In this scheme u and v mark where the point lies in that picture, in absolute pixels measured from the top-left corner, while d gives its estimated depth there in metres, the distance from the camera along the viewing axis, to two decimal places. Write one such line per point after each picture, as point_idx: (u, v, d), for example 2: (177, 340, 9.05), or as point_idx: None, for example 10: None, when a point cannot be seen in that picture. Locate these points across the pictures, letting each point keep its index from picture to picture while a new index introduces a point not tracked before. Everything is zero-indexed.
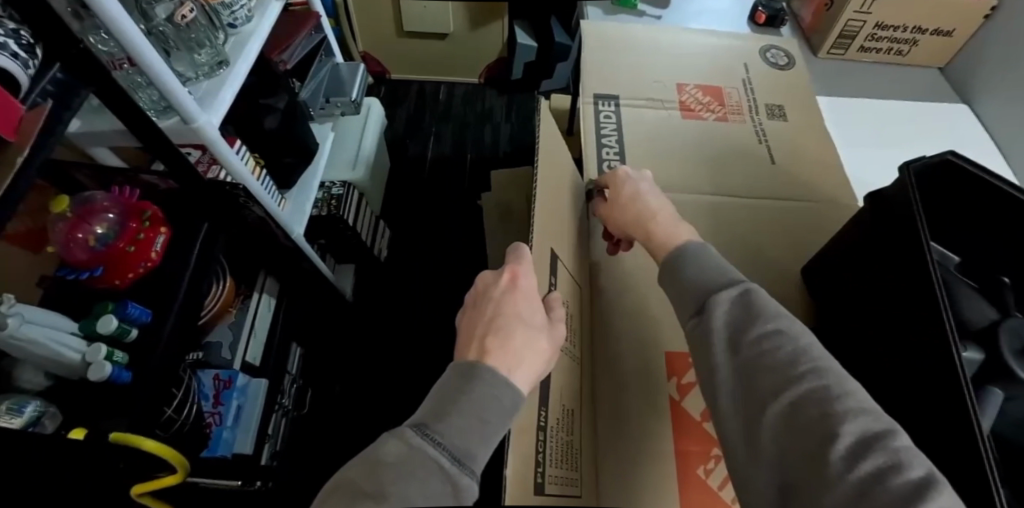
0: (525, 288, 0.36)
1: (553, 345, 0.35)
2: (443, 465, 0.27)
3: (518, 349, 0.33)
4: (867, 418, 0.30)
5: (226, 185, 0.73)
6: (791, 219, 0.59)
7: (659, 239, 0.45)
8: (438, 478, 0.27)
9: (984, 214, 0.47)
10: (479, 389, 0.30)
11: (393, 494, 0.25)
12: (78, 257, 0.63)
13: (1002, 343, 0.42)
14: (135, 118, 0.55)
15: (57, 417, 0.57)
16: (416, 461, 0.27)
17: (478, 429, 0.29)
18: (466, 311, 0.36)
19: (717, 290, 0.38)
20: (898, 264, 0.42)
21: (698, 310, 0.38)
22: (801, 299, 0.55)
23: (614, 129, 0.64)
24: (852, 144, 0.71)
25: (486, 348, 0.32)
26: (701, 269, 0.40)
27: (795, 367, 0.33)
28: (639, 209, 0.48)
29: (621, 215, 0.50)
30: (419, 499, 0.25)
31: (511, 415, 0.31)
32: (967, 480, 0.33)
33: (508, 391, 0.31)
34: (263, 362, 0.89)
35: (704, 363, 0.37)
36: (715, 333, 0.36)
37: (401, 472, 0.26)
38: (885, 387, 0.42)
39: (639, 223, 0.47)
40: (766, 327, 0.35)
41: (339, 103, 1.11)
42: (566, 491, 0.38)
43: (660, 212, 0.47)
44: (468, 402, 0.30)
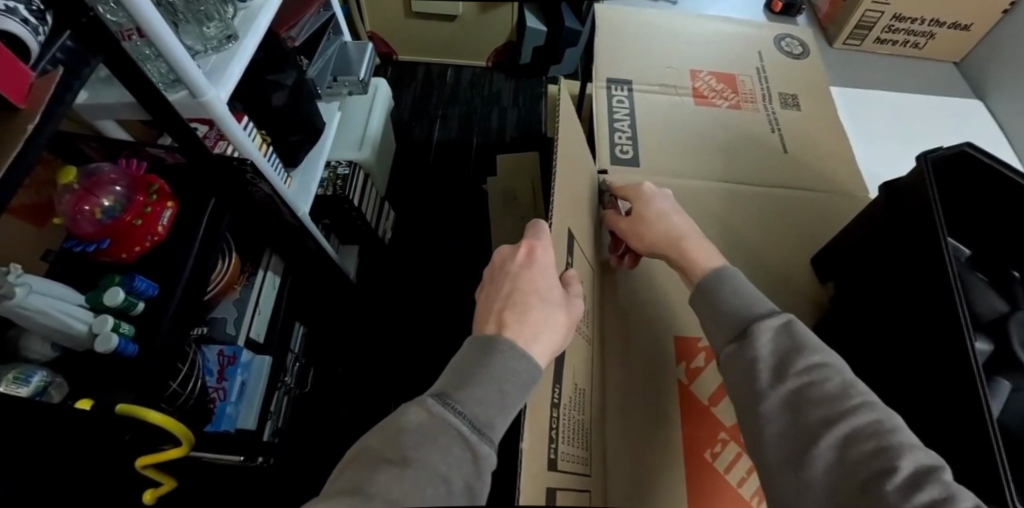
0: (542, 263, 0.36)
1: (570, 318, 0.35)
2: (463, 433, 0.27)
3: (536, 323, 0.33)
4: (920, 452, 0.31)
5: (234, 160, 0.72)
6: (801, 209, 0.59)
7: (697, 263, 0.44)
8: (458, 445, 0.27)
9: (997, 206, 0.47)
10: (502, 361, 0.30)
11: (415, 460, 0.26)
12: (85, 230, 0.63)
13: (1012, 333, 0.42)
14: (146, 91, 0.55)
15: (63, 388, 0.58)
16: (437, 429, 0.27)
17: (496, 401, 0.29)
18: (486, 285, 0.36)
19: (758, 319, 0.38)
20: (911, 254, 0.42)
21: (740, 335, 0.38)
22: (808, 287, 0.55)
23: (626, 114, 0.63)
24: (863, 135, 0.71)
25: (504, 322, 0.32)
26: (740, 297, 0.40)
27: (846, 400, 0.33)
28: (669, 227, 0.47)
29: (648, 234, 0.48)
30: (441, 466, 0.26)
31: (529, 388, 0.31)
32: (981, 469, 0.33)
33: (525, 363, 0.31)
34: (267, 339, 0.89)
35: (745, 391, 0.36)
36: (759, 360, 0.36)
37: (421, 439, 0.27)
38: (894, 375, 0.42)
39: (669, 242, 0.46)
40: (813, 359, 0.36)
41: (346, 83, 1.10)
42: (577, 470, 0.38)
43: (693, 233, 0.46)
44: (486, 374, 0.30)
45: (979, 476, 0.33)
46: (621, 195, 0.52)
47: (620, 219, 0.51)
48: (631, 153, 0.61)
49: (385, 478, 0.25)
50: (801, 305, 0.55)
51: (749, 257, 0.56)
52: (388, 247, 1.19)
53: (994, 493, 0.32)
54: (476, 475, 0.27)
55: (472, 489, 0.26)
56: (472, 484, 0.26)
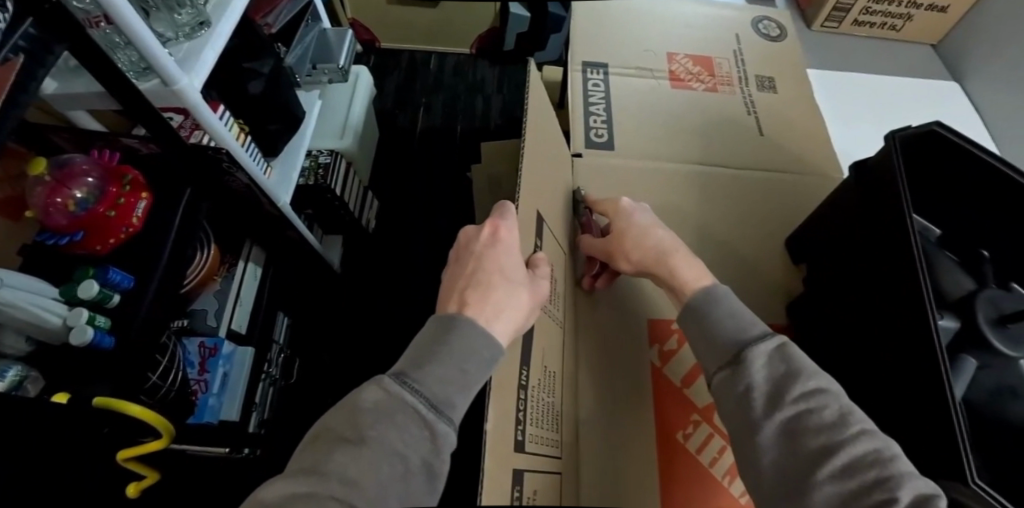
0: (506, 242, 0.36)
1: (534, 295, 0.35)
2: (420, 412, 0.27)
3: (498, 302, 0.33)
4: (918, 481, 0.29)
5: (208, 148, 0.71)
6: (778, 190, 0.59)
7: (682, 280, 0.42)
8: (417, 424, 0.27)
9: (966, 185, 0.48)
10: (462, 339, 0.30)
11: (371, 440, 0.26)
12: (58, 222, 0.61)
13: (977, 312, 0.42)
14: (110, 76, 0.53)
15: (39, 381, 0.58)
16: (395, 408, 0.27)
17: (456, 380, 0.29)
18: (452, 262, 0.36)
19: (750, 344, 0.36)
20: (879, 234, 0.42)
21: (733, 360, 0.36)
22: (783, 269, 0.56)
23: (602, 97, 0.63)
24: (842, 118, 0.71)
25: (466, 301, 0.33)
26: (734, 317, 0.38)
27: (846, 428, 0.31)
28: (652, 243, 0.45)
29: (634, 251, 0.45)
30: (398, 445, 0.26)
31: (491, 365, 0.31)
32: (941, 444, 0.33)
33: (487, 341, 0.31)
34: (249, 330, 0.89)
35: (742, 422, 0.34)
36: (753, 387, 0.34)
37: (378, 416, 0.27)
38: (860, 352, 0.43)
39: (656, 257, 0.44)
40: (809, 385, 0.33)
41: (325, 70, 1.08)
42: (545, 450, 0.38)
43: (680, 247, 0.44)
44: (447, 352, 0.30)
45: (938, 450, 0.34)
46: (601, 211, 0.51)
47: (596, 239, 0.49)
48: (606, 136, 0.61)
49: (343, 457, 0.25)
50: (776, 286, 0.55)
51: (725, 240, 0.56)
52: (373, 236, 1.19)
53: (953, 466, 0.32)
54: (435, 452, 0.27)
55: (430, 466, 0.27)
56: (430, 462, 0.27)
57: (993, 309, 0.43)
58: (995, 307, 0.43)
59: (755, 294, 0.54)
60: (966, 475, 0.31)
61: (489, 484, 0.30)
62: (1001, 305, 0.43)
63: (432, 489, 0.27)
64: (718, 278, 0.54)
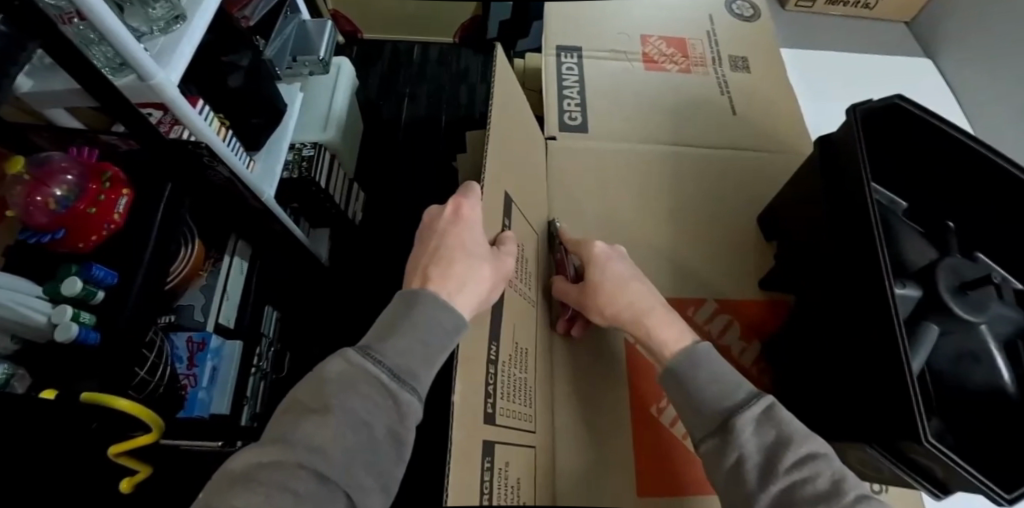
0: (468, 217, 0.39)
1: (496, 271, 0.38)
2: (383, 382, 0.30)
3: (460, 276, 0.36)
4: None
5: (188, 144, 0.71)
6: (751, 169, 0.60)
7: (657, 344, 0.42)
8: (380, 392, 0.30)
9: (927, 156, 0.49)
10: (425, 311, 0.33)
11: (335, 407, 0.28)
12: (38, 221, 0.60)
13: (939, 281, 0.43)
14: (82, 69, 0.52)
15: (27, 379, 0.60)
16: (357, 379, 0.30)
17: (417, 350, 0.32)
18: (418, 240, 0.40)
19: (737, 409, 0.36)
20: (842, 208, 0.43)
21: (720, 427, 0.36)
22: (757, 247, 0.57)
23: (576, 81, 0.64)
24: (815, 97, 0.72)
25: (428, 277, 0.36)
26: (719, 379, 0.38)
27: (840, 497, 0.31)
28: (628, 300, 0.44)
29: (608, 307, 0.45)
30: (362, 413, 0.29)
31: (454, 336, 0.34)
32: (896, 411, 0.34)
33: (448, 313, 0.34)
34: (237, 324, 0.89)
35: (736, 493, 0.34)
36: (745, 457, 0.34)
37: (343, 386, 0.29)
38: (820, 324, 0.44)
39: (634, 316, 0.44)
40: (801, 452, 0.33)
41: (306, 62, 1.09)
42: (516, 424, 0.39)
43: (657, 306, 0.44)
44: (411, 325, 0.33)
45: (891, 413, 0.35)
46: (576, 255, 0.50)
47: (571, 286, 0.48)
48: (580, 120, 0.62)
49: (309, 426, 0.28)
50: (749, 264, 0.56)
51: (697, 220, 0.57)
52: (360, 228, 1.19)
53: (905, 428, 0.33)
54: (399, 420, 0.30)
55: (396, 433, 0.29)
56: (395, 430, 0.30)
57: (955, 277, 0.43)
58: (956, 275, 0.43)
59: (729, 273, 0.55)
60: (919, 435, 0.32)
61: (458, 455, 0.31)
62: (963, 273, 0.43)
63: (399, 455, 0.30)
64: (692, 258, 0.55)
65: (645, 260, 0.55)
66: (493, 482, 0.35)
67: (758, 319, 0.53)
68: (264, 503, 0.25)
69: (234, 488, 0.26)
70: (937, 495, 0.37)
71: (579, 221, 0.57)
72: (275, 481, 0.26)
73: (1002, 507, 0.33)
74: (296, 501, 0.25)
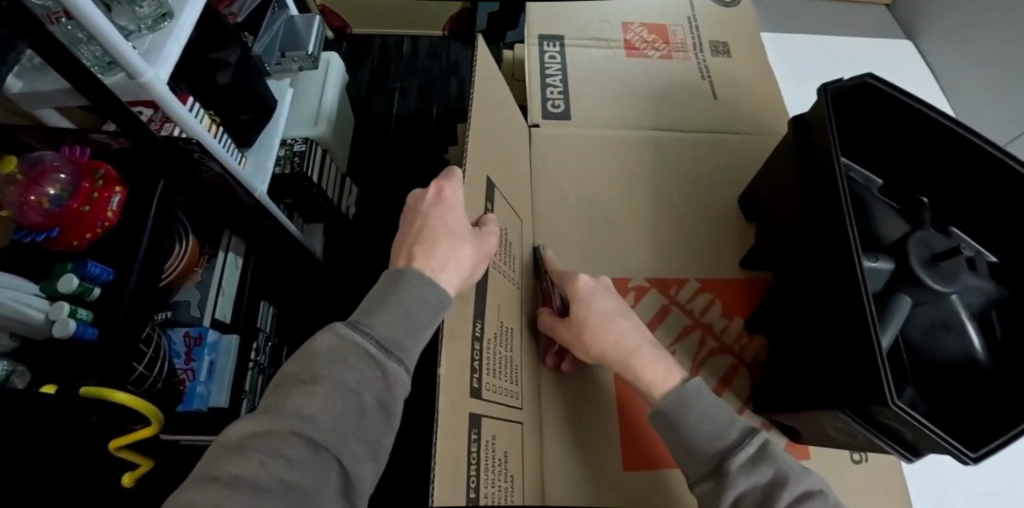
0: (450, 199, 0.40)
1: (478, 251, 0.40)
2: (370, 353, 0.31)
3: (444, 254, 0.38)
4: None
5: (179, 140, 0.71)
6: (730, 151, 0.62)
7: (645, 384, 0.43)
8: (368, 363, 0.31)
9: (896, 134, 0.51)
10: (410, 287, 0.35)
11: (323, 378, 0.30)
12: (32, 220, 0.61)
13: (910, 254, 0.43)
14: (72, 68, 0.53)
15: (27, 375, 0.60)
16: (346, 350, 0.31)
17: (402, 324, 0.33)
18: (403, 221, 0.41)
19: (732, 450, 0.37)
20: (816, 186, 0.44)
21: (714, 470, 0.37)
22: (738, 229, 0.58)
23: (558, 68, 0.65)
24: (796, 81, 0.74)
25: (413, 256, 0.38)
26: (710, 418, 0.39)
27: None
28: (615, 337, 0.45)
29: (595, 346, 0.45)
30: (351, 383, 0.30)
31: (439, 310, 0.35)
32: (864, 377, 0.36)
33: (434, 290, 0.35)
34: (233, 319, 0.89)
35: None
36: (742, 495, 0.36)
37: (330, 357, 0.31)
38: (797, 301, 0.45)
39: (621, 356, 0.44)
40: (801, 489, 0.35)
41: (295, 58, 1.09)
42: (500, 399, 0.41)
43: (642, 345, 0.45)
44: (397, 300, 0.34)
45: (860, 380, 0.36)
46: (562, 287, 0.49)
47: (557, 321, 0.48)
48: (563, 107, 0.63)
49: (299, 396, 0.29)
50: (730, 245, 0.58)
51: (679, 204, 0.59)
52: (354, 223, 1.20)
53: (874, 391, 0.35)
54: (388, 390, 0.31)
55: (384, 403, 0.31)
56: (384, 399, 0.31)
57: (925, 249, 0.44)
58: (927, 247, 0.44)
59: (711, 254, 0.57)
60: (886, 398, 0.34)
61: (444, 425, 0.32)
62: (934, 245, 0.44)
63: (388, 424, 0.31)
64: (673, 241, 0.57)
65: (628, 242, 0.57)
66: (479, 453, 0.36)
67: (739, 297, 0.55)
68: (260, 470, 0.27)
69: (229, 456, 0.27)
70: (908, 458, 0.39)
71: (563, 206, 0.59)
72: (269, 449, 0.27)
73: (967, 465, 0.34)
74: (288, 466, 0.27)
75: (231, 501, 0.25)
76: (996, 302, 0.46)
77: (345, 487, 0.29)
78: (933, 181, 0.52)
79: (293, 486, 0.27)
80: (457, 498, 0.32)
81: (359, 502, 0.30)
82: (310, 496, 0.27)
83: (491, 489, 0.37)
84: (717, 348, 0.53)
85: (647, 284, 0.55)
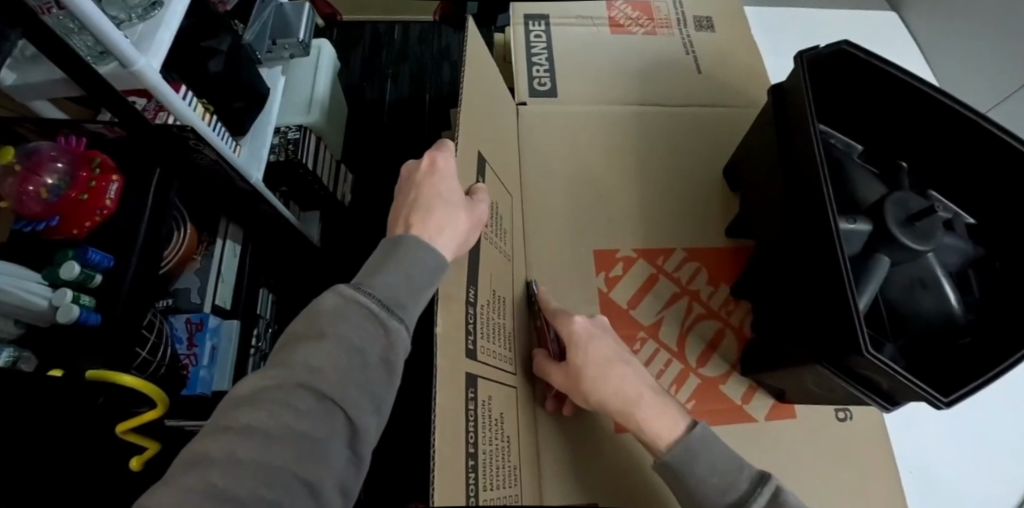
0: (441, 170, 0.43)
1: (470, 218, 0.42)
2: (374, 311, 0.34)
3: (439, 221, 0.40)
4: None
5: (173, 128, 0.71)
6: (716, 126, 0.63)
7: (649, 435, 0.41)
8: (371, 320, 0.34)
9: (875, 100, 0.52)
10: (409, 252, 0.37)
11: (329, 333, 0.32)
12: (31, 209, 0.63)
13: (887, 214, 0.44)
14: (71, 62, 0.54)
15: (33, 361, 0.61)
16: (350, 307, 0.34)
17: (403, 285, 0.36)
18: (399, 191, 0.44)
19: (744, 500, 0.37)
20: (795, 155, 0.46)
21: None
22: (724, 201, 0.60)
23: (543, 48, 0.66)
24: (780, 56, 0.75)
25: (411, 222, 0.40)
26: (719, 469, 0.38)
27: None
28: (616, 387, 0.43)
29: (593, 394, 0.43)
30: (354, 337, 0.33)
31: (437, 274, 0.37)
32: (839, 332, 0.38)
33: (431, 254, 0.38)
34: (233, 305, 0.91)
35: None
36: None
37: (336, 315, 0.33)
38: (778, 267, 0.47)
39: (620, 405, 0.42)
40: None
41: (286, 46, 1.11)
42: (492, 362, 0.44)
43: (644, 390, 0.42)
44: (396, 264, 0.37)
45: (835, 334, 0.38)
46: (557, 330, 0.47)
47: (555, 370, 0.46)
48: (549, 85, 0.65)
49: (307, 350, 0.32)
50: (715, 217, 0.59)
51: (665, 178, 0.60)
52: (350, 210, 1.21)
53: (850, 343, 0.37)
54: (389, 346, 0.34)
55: (387, 358, 0.34)
56: (385, 355, 0.34)
57: (902, 210, 0.45)
58: (904, 208, 0.45)
59: (697, 226, 0.59)
60: (860, 347, 0.36)
61: (442, 380, 0.34)
62: (911, 206, 0.45)
63: (390, 378, 0.34)
64: (660, 215, 0.59)
65: (616, 214, 0.59)
66: (477, 411, 0.39)
67: (725, 265, 0.57)
68: (270, 419, 0.30)
69: (241, 407, 0.30)
70: (887, 408, 0.40)
71: (551, 180, 0.60)
72: (278, 400, 0.30)
73: (939, 409, 0.36)
74: (296, 415, 0.30)
75: (242, 446, 0.29)
76: (973, 261, 0.48)
77: (351, 437, 0.32)
78: (914, 146, 0.54)
79: (301, 433, 0.30)
80: (458, 446, 0.34)
81: (363, 451, 0.33)
82: (317, 442, 0.30)
83: (489, 446, 0.39)
84: (704, 313, 0.55)
85: (635, 254, 0.57)
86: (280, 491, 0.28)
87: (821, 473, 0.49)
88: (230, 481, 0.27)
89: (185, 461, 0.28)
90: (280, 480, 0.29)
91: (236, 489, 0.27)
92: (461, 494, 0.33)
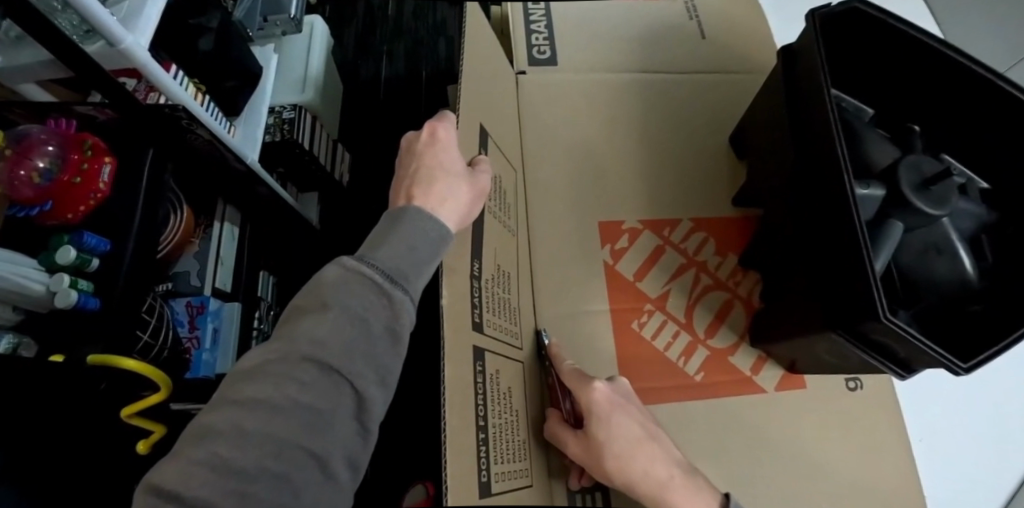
0: (443, 140, 0.42)
1: (473, 188, 0.41)
2: (377, 282, 0.33)
3: (441, 192, 0.39)
4: None
5: (164, 107, 0.67)
6: (721, 92, 0.61)
7: None
8: (374, 292, 0.33)
9: (886, 61, 0.51)
10: (411, 223, 0.36)
11: (332, 304, 0.32)
12: (24, 195, 0.61)
13: (900, 179, 0.43)
14: (55, 39, 0.51)
15: (33, 347, 0.59)
16: (353, 279, 0.33)
17: (407, 256, 0.35)
18: (400, 162, 0.42)
19: None
20: (807, 118, 0.44)
21: None
22: (730, 170, 0.59)
23: (543, 14, 0.64)
24: (787, 20, 0.72)
25: (412, 194, 0.39)
26: None
27: None
28: (646, 470, 0.39)
29: (618, 477, 0.39)
30: (358, 309, 0.32)
31: (440, 244, 0.36)
32: (854, 300, 0.37)
33: (432, 223, 0.37)
34: (234, 288, 0.90)
35: None
36: None
37: (338, 286, 0.32)
38: (787, 235, 0.46)
39: (652, 489, 0.39)
40: None
41: (277, 22, 1.08)
42: (499, 337, 0.43)
43: (675, 471, 0.39)
44: (399, 236, 0.36)
45: (849, 301, 0.37)
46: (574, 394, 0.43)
47: (573, 444, 0.42)
48: (549, 53, 0.63)
49: (310, 322, 0.31)
50: (721, 186, 0.58)
51: (670, 147, 0.59)
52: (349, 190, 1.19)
53: (865, 309, 0.36)
54: (394, 317, 0.33)
55: (393, 329, 0.33)
56: (390, 326, 0.33)
57: (916, 175, 0.43)
58: (917, 172, 0.43)
59: (703, 196, 0.57)
60: (879, 313, 0.34)
61: (448, 351, 0.34)
62: (925, 170, 0.44)
63: (396, 349, 0.33)
64: (666, 184, 0.57)
65: (619, 185, 0.57)
66: (485, 386, 0.38)
67: (731, 234, 0.56)
68: (275, 391, 0.29)
69: (244, 381, 0.30)
70: (902, 375, 0.39)
71: (553, 150, 0.59)
72: (282, 373, 0.30)
73: (958, 375, 0.34)
74: (301, 387, 0.29)
75: (250, 419, 0.28)
76: (985, 226, 0.47)
77: (358, 412, 0.31)
78: (927, 108, 0.52)
79: (305, 406, 0.29)
80: (466, 420, 0.34)
81: (372, 424, 0.32)
82: (324, 416, 0.30)
83: (498, 420, 0.39)
84: (712, 284, 0.54)
85: (640, 226, 0.56)
86: (288, 463, 0.28)
87: (829, 443, 0.48)
88: (236, 454, 0.27)
89: (191, 436, 0.28)
90: (288, 453, 0.28)
91: (242, 462, 0.27)
92: (471, 470, 0.33)
